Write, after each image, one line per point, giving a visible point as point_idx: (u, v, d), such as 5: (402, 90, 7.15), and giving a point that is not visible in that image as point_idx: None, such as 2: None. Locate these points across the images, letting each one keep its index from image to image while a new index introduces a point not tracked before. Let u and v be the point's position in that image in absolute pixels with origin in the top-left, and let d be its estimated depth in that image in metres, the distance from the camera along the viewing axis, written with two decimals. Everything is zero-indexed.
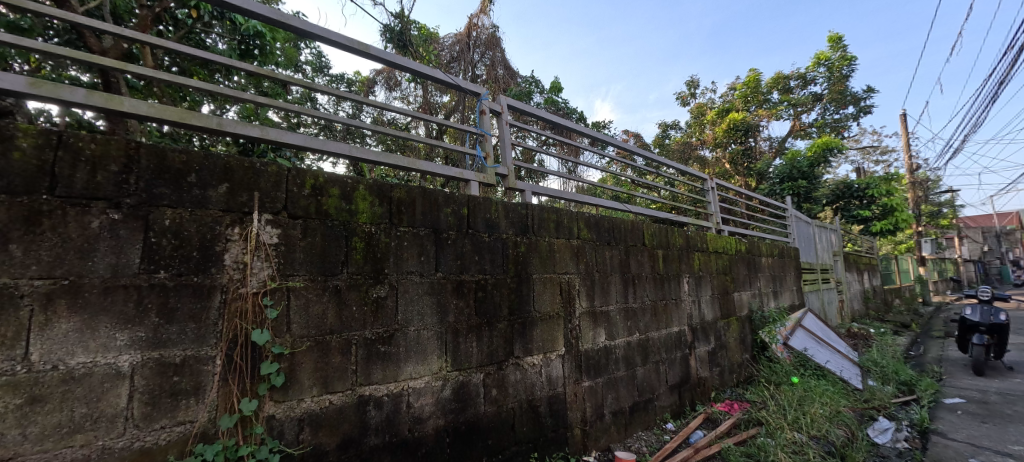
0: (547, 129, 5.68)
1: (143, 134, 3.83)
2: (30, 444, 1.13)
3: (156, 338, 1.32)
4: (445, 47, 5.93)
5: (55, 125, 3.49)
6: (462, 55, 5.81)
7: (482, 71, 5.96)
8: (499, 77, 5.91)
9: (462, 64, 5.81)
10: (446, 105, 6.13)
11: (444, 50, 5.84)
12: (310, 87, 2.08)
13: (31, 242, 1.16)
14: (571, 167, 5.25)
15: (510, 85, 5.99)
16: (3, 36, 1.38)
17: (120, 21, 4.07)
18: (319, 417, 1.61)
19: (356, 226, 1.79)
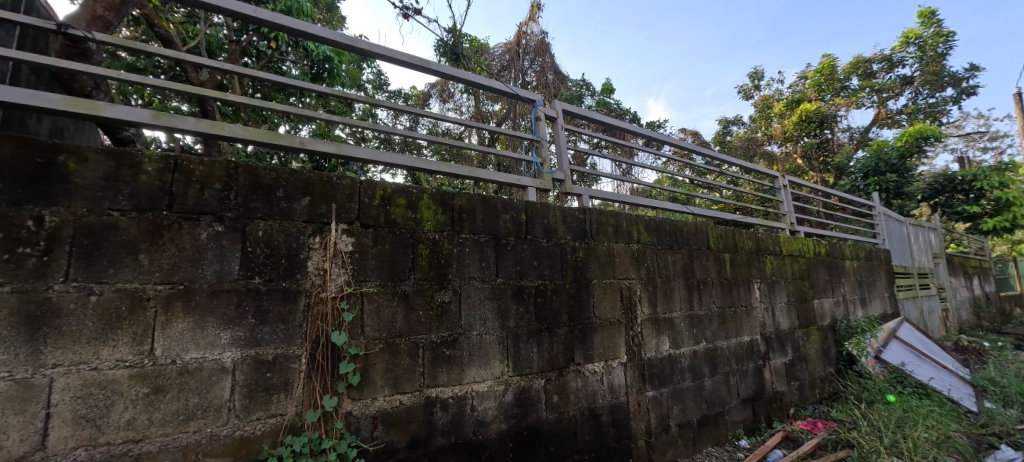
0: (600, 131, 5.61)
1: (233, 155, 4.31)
2: (155, 427, 1.30)
3: (252, 337, 1.47)
4: (495, 57, 6.05)
5: (165, 149, 4.05)
6: (512, 63, 5.90)
7: (532, 77, 6.01)
8: (550, 82, 5.95)
9: (512, 72, 5.89)
10: (498, 113, 6.25)
11: (495, 60, 5.97)
12: (377, 105, 2.22)
13: (155, 252, 1.34)
14: (625, 169, 5.13)
15: (560, 90, 6.00)
16: (129, 76, 1.60)
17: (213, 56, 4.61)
18: (391, 416, 1.70)
19: (422, 234, 1.88)
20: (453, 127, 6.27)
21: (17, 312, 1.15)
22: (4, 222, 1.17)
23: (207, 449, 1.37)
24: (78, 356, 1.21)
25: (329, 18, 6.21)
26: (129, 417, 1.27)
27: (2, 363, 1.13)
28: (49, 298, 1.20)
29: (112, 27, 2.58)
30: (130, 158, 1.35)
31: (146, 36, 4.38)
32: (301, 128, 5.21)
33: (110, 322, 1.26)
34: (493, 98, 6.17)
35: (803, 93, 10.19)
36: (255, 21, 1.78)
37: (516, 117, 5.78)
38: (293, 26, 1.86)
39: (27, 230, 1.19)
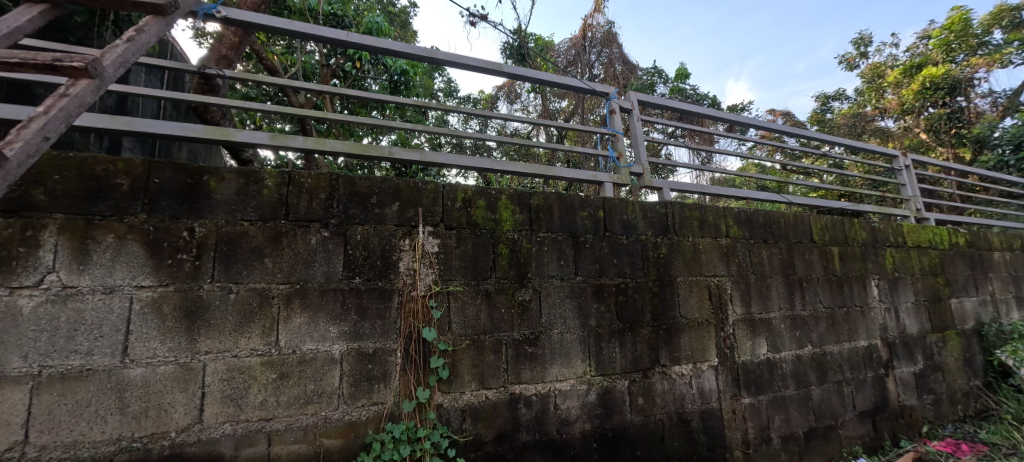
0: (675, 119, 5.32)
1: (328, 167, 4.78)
2: (281, 409, 1.49)
3: (355, 332, 1.62)
4: (560, 53, 5.97)
5: (274, 166, 4.63)
6: (579, 58, 5.82)
7: (600, 70, 5.88)
8: (618, 73, 5.80)
9: (578, 67, 5.80)
10: (565, 109, 6.20)
11: (561, 56, 5.93)
12: (455, 112, 2.33)
13: (276, 256, 1.54)
14: (705, 159, 4.82)
15: (630, 81, 5.80)
16: (250, 105, 1.85)
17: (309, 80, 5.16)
18: (478, 410, 1.77)
19: (501, 233, 1.93)
20: (521, 126, 6.36)
21: (178, 307, 1.40)
22: (167, 233, 1.42)
23: (322, 431, 1.54)
24: (223, 345, 1.43)
25: (403, 33, 6.61)
26: (262, 399, 1.47)
27: (170, 349, 1.38)
28: (200, 295, 1.43)
29: (233, 64, 3.02)
30: (256, 175, 1.56)
31: (256, 69, 5.02)
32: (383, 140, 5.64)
33: (245, 317, 1.48)
34: (560, 94, 6.13)
35: (925, 56, 8.74)
36: (347, 44, 1.97)
37: (585, 112, 5.70)
38: (378, 45, 2.02)
39: (183, 239, 1.44)
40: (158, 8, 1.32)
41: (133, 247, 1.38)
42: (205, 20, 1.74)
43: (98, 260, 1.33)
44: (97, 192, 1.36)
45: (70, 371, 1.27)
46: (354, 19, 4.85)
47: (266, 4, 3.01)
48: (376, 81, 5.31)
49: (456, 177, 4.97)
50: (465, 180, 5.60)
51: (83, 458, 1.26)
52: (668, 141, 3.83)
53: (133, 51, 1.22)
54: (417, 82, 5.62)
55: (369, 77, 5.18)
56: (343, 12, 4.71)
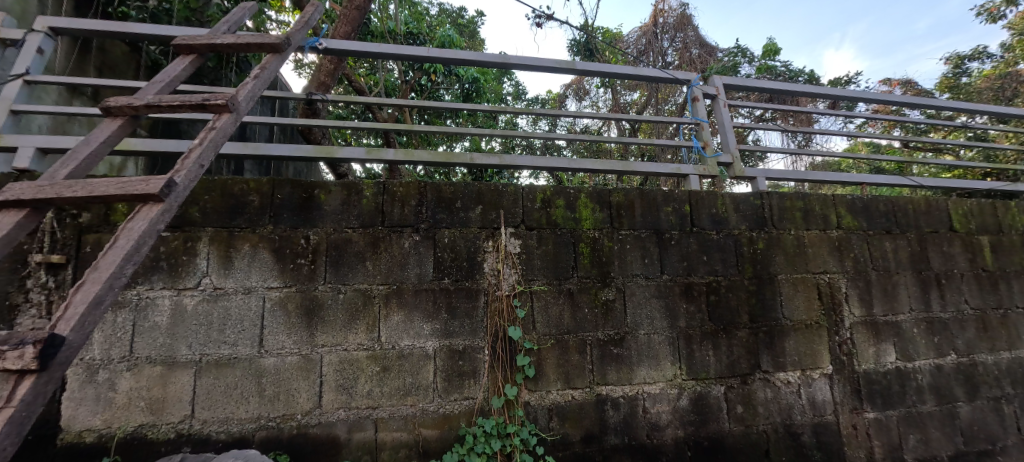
0: (765, 101, 4.85)
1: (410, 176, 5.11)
2: (385, 399, 1.63)
3: (446, 330, 1.72)
4: (630, 44, 5.78)
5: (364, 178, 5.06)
6: (650, 47, 5.55)
7: (674, 56, 5.56)
8: (695, 58, 5.45)
9: (651, 56, 5.53)
10: (638, 102, 5.93)
11: (630, 46, 5.71)
12: (529, 114, 2.36)
13: (376, 260, 1.70)
14: (803, 142, 4.33)
15: (709, 63, 5.41)
16: (349, 123, 2.05)
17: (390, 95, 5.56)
18: (565, 409, 1.77)
19: (582, 233, 1.92)
20: (591, 123, 6.16)
21: (299, 305, 1.60)
22: (289, 241, 1.64)
23: (421, 421, 1.65)
24: (335, 339, 1.61)
25: (472, 43, 6.84)
26: (368, 389, 1.62)
27: (295, 342, 1.58)
28: (316, 295, 1.63)
29: (330, 88, 3.37)
30: (356, 187, 1.73)
31: (346, 92, 5.55)
32: (458, 147, 5.89)
33: (352, 315, 1.64)
34: (632, 86, 5.88)
35: None
36: (429, 60, 2.09)
37: (658, 103, 5.39)
38: (456, 57, 2.11)
39: (300, 246, 1.64)
40: (276, 47, 1.53)
41: (263, 254, 1.61)
42: (309, 53, 1.97)
43: (238, 266, 1.58)
44: (235, 208, 1.62)
45: (222, 359, 1.53)
46: (428, 35, 5.16)
47: (355, 32, 3.32)
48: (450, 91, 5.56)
49: (529, 179, 4.98)
50: (537, 180, 5.63)
51: (233, 432, 1.51)
52: (756, 124, 3.51)
53: (259, 86, 1.43)
54: (488, 89, 5.78)
55: (444, 89, 5.45)
56: (418, 30, 5.03)
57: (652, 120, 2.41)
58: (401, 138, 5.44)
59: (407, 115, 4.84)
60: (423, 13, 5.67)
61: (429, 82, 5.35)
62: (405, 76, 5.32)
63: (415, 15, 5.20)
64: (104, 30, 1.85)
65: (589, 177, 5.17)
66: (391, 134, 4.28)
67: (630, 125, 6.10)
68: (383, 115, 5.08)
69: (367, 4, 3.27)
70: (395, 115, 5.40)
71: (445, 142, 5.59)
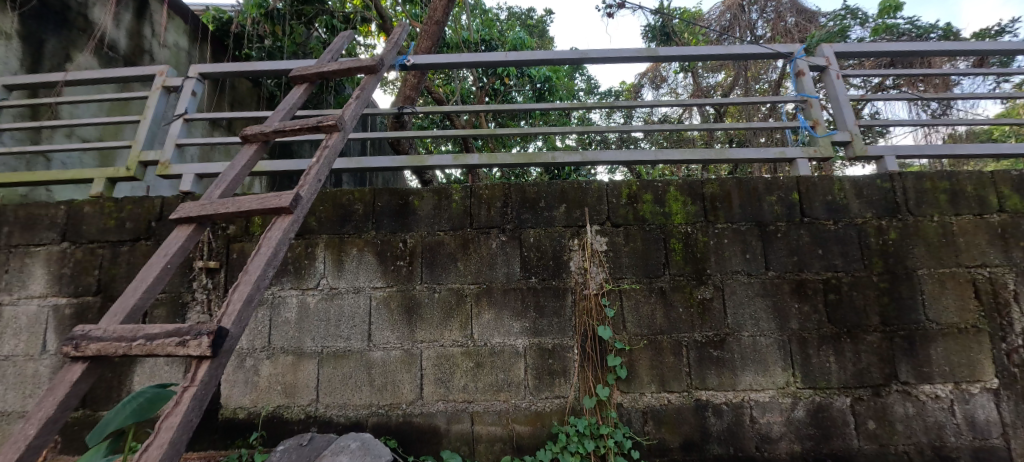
0: (884, 67, 4.17)
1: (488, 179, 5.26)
2: (479, 394, 1.71)
3: (536, 328, 1.74)
4: (712, 22, 5.32)
5: (446, 182, 5.33)
6: (736, 22, 5.07)
7: (765, 29, 5.03)
8: (791, 27, 4.87)
9: (737, 31, 5.03)
10: (723, 83, 5.42)
11: (713, 24, 5.28)
12: (608, 107, 2.30)
13: (466, 260, 1.78)
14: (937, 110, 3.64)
15: (810, 30, 4.75)
16: (436, 132, 2.16)
17: (466, 102, 5.78)
18: (660, 413, 1.70)
19: (673, 228, 1.83)
20: (671, 111, 5.74)
21: (400, 304, 1.75)
22: (389, 245, 1.79)
23: (514, 417, 1.70)
24: (433, 335, 1.73)
25: (541, 42, 6.83)
26: (463, 383, 1.71)
27: (398, 338, 1.73)
28: (414, 294, 1.76)
29: (415, 101, 3.59)
30: (446, 192, 1.83)
31: (426, 103, 5.88)
32: (531, 147, 5.91)
33: (447, 313, 1.74)
34: (715, 68, 5.39)
35: None
36: (507, 64, 2.13)
37: (748, 83, 4.83)
38: (532, 58, 2.13)
39: (399, 249, 1.79)
40: (372, 68, 1.68)
41: (369, 257, 1.78)
42: (399, 71, 2.12)
43: (349, 268, 1.77)
44: (345, 216, 1.81)
45: (339, 351, 1.72)
46: (500, 40, 5.26)
47: (435, 46, 3.50)
48: (522, 93, 5.63)
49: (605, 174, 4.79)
50: (614, 176, 5.44)
51: (350, 416, 1.69)
52: (872, 95, 3.03)
53: (360, 105, 1.58)
54: (560, 86, 5.74)
55: (517, 91, 5.53)
56: (490, 36, 5.15)
57: (744, 102, 2.21)
58: (477, 142, 5.62)
59: (482, 120, 5.00)
60: (494, 19, 5.80)
61: (502, 85, 5.47)
62: (480, 83, 5.50)
63: (486, 22, 5.34)
64: (238, 70, 2.18)
65: (670, 169, 4.85)
66: (469, 139, 4.44)
67: (715, 109, 5.64)
68: (461, 122, 5.30)
69: (444, 17, 3.46)
70: (472, 120, 5.58)
71: (519, 142, 5.64)
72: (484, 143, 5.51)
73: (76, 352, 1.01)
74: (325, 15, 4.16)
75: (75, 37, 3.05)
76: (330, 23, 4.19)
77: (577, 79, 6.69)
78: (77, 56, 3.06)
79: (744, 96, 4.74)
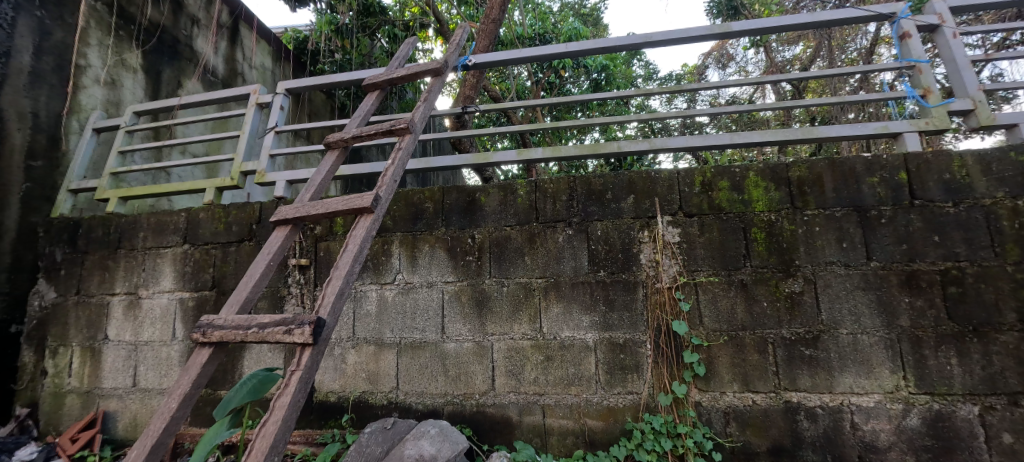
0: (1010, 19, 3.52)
1: (547, 173, 5.25)
2: (550, 386, 1.72)
3: (606, 322, 1.71)
4: None
5: (506, 179, 5.40)
6: None
7: None
8: None
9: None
10: (801, 57, 4.88)
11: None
12: (674, 92, 2.17)
13: (533, 254, 1.80)
14: None
15: None
16: (499, 129, 2.17)
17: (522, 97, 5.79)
18: (744, 414, 1.59)
19: (753, 216, 1.70)
20: (741, 92, 5.30)
21: (471, 297, 1.81)
22: (459, 241, 1.85)
23: (586, 411, 1.68)
24: (503, 328, 1.77)
25: (596, 30, 6.64)
26: (534, 376, 1.73)
27: (470, 330, 1.79)
28: (484, 288, 1.81)
29: (474, 100, 3.66)
30: (511, 187, 1.85)
31: (483, 102, 5.98)
32: (588, 139, 5.79)
33: (516, 306, 1.77)
34: (792, 40, 4.86)
35: None
36: (567, 55, 2.09)
37: (832, 53, 4.29)
38: (592, 47, 2.06)
39: (468, 244, 1.85)
40: (437, 70, 1.74)
41: (440, 253, 1.86)
42: (462, 71, 2.16)
43: (423, 263, 1.86)
44: (417, 214, 1.90)
45: (416, 342, 1.82)
46: (554, 32, 5.20)
47: (493, 44, 3.54)
48: (578, 84, 5.52)
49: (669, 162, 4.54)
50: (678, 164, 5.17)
51: (428, 404, 1.78)
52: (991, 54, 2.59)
53: (428, 107, 1.64)
54: (617, 74, 5.55)
55: (573, 82, 5.44)
56: (544, 29, 5.16)
57: (827, 75, 1.99)
58: (534, 137, 5.62)
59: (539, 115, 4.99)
60: (547, 11, 5.74)
61: (558, 78, 5.41)
62: (536, 77, 5.47)
63: (540, 15, 5.30)
64: (317, 84, 2.36)
65: (740, 153, 4.50)
66: (526, 134, 4.47)
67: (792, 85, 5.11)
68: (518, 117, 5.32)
69: (501, 14, 3.47)
70: (529, 115, 5.59)
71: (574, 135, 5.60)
72: (540, 137, 5.58)
73: (203, 338, 1.17)
74: (387, 25, 4.37)
75: (184, 66, 3.50)
76: (392, 32, 4.40)
77: (635, 66, 6.42)
78: (187, 83, 3.51)
79: (829, 68, 4.26)
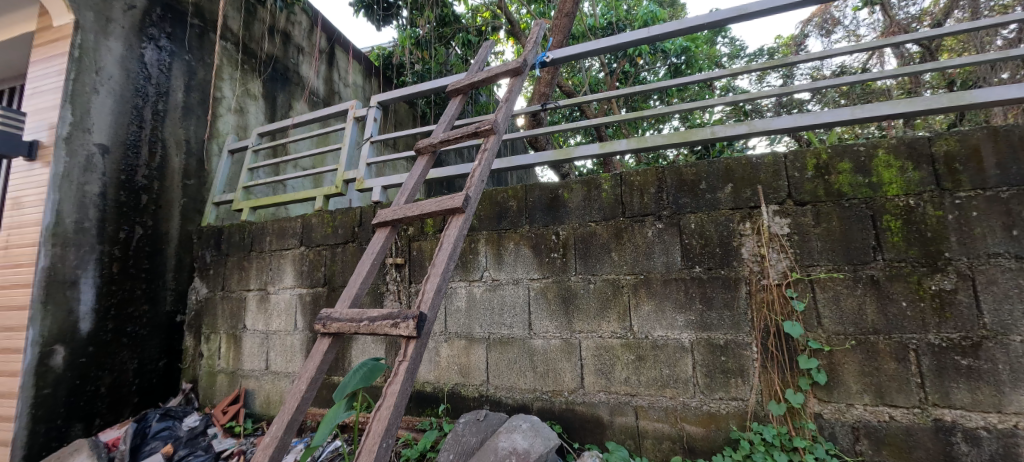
0: None
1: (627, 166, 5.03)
2: (643, 387, 1.65)
3: (703, 321, 1.60)
4: None
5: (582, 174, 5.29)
6: None
7: None
8: None
9: None
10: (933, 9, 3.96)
11: None
12: (773, 67, 1.94)
13: (620, 250, 1.73)
14: None
15: None
16: (581, 123, 2.11)
17: (596, 89, 5.64)
18: (878, 431, 1.38)
19: (885, 202, 1.46)
20: (851, 60, 4.45)
21: (557, 294, 1.80)
22: (543, 238, 1.85)
23: (683, 415, 1.59)
24: (590, 326, 1.73)
25: (674, 10, 6.18)
26: (625, 376, 1.67)
27: (557, 327, 1.78)
28: (570, 285, 1.78)
29: (550, 97, 3.62)
30: (595, 182, 1.81)
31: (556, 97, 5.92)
32: (667, 128, 5.42)
33: (604, 302, 1.73)
34: None
35: None
36: (649, 40, 1.97)
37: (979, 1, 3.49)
38: (678, 28, 1.91)
39: (553, 241, 1.84)
40: (516, 69, 1.76)
41: (525, 250, 1.88)
42: (541, 68, 2.15)
43: (508, 261, 1.90)
44: (501, 213, 1.94)
45: (504, 338, 1.86)
46: (627, 18, 4.97)
47: (567, 38, 3.47)
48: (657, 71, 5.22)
49: (763, 146, 4.04)
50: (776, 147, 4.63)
51: (517, 398, 1.81)
52: None
53: (509, 107, 1.65)
54: (699, 55, 5.15)
55: (650, 69, 5.18)
56: (617, 17, 4.95)
57: (970, 29, 1.64)
58: (609, 129, 5.44)
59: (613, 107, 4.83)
60: None
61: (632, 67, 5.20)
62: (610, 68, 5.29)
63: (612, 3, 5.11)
64: (405, 94, 2.50)
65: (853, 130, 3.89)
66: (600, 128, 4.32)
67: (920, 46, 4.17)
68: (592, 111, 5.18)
69: (574, 7, 3.39)
70: (603, 108, 5.41)
71: (651, 125, 5.31)
72: (616, 129, 5.38)
73: (323, 329, 1.30)
74: (461, 32, 4.52)
75: (294, 90, 3.97)
76: (466, 38, 4.53)
77: (719, 44, 5.88)
78: (296, 104, 3.99)
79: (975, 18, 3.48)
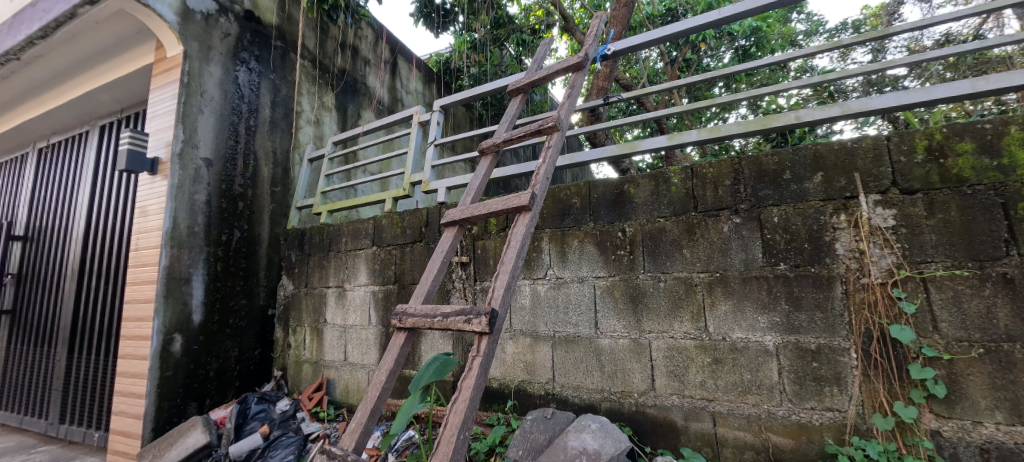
0: None
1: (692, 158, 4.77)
2: (721, 393, 1.55)
3: (790, 324, 1.47)
4: None
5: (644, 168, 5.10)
6: None
7: None
8: None
9: None
10: None
11: None
12: (865, 41, 1.72)
13: (693, 246, 1.64)
14: None
15: None
16: (647, 115, 2.02)
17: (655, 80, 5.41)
18: (1014, 455, 1.19)
19: (1020, 187, 1.24)
20: (960, 26, 3.87)
21: (625, 292, 1.74)
22: (610, 234, 1.81)
23: (768, 425, 1.47)
24: (661, 326, 1.66)
25: None
26: (701, 379, 1.58)
27: (625, 326, 1.73)
28: (638, 283, 1.72)
29: (608, 91, 3.52)
30: (663, 176, 1.73)
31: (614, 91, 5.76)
32: (735, 116, 5.05)
33: (676, 302, 1.65)
34: None
35: None
36: (721, 22, 1.83)
37: None
38: (753, 7, 1.75)
39: (619, 238, 1.79)
40: (578, 64, 1.73)
41: (590, 247, 1.84)
42: (603, 61, 2.08)
43: (572, 259, 1.87)
44: (564, 211, 1.92)
45: (570, 336, 1.84)
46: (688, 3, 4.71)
47: (625, 28, 3.35)
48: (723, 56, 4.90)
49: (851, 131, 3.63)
50: None
51: (584, 398, 1.79)
52: None
53: (571, 103, 1.63)
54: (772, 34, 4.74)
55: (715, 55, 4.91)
56: (677, 4, 4.72)
57: None
58: (671, 121, 5.21)
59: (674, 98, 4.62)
60: None
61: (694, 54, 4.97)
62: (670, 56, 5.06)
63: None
64: (467, 96, 2.54)
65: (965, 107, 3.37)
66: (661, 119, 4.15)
67: None
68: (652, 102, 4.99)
69: None
70: (664, 99, 5.18)
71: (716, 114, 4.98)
72: (679, 121, 5.13)
73: (400, 324, 1.37)
74: (516, 32, 4.54)
75: (362, 100, 4.23)
76: (521, 38, 4.55)
77: (794, 21, 5.40)
78: (365, 113, 4.24)
79: None
